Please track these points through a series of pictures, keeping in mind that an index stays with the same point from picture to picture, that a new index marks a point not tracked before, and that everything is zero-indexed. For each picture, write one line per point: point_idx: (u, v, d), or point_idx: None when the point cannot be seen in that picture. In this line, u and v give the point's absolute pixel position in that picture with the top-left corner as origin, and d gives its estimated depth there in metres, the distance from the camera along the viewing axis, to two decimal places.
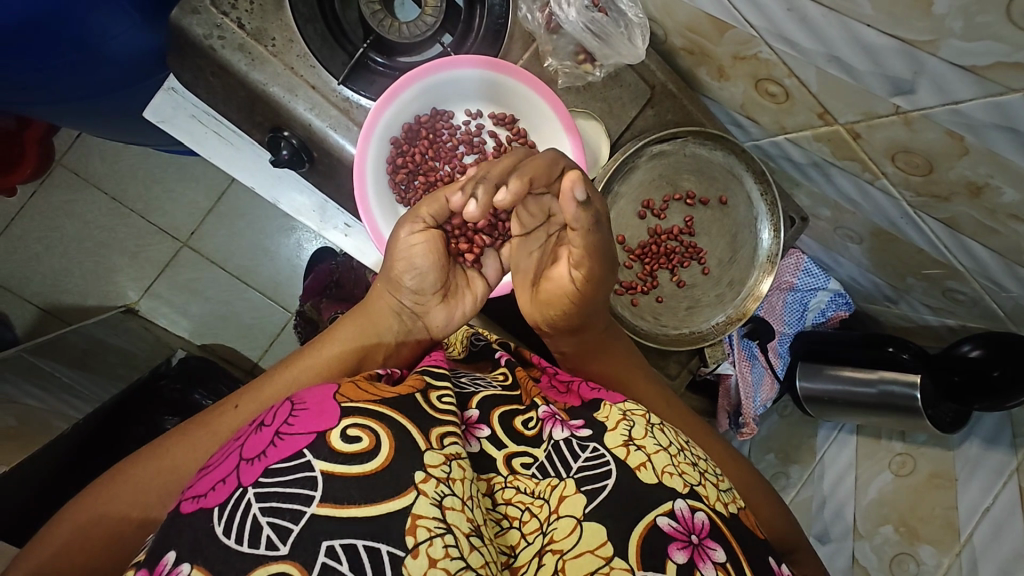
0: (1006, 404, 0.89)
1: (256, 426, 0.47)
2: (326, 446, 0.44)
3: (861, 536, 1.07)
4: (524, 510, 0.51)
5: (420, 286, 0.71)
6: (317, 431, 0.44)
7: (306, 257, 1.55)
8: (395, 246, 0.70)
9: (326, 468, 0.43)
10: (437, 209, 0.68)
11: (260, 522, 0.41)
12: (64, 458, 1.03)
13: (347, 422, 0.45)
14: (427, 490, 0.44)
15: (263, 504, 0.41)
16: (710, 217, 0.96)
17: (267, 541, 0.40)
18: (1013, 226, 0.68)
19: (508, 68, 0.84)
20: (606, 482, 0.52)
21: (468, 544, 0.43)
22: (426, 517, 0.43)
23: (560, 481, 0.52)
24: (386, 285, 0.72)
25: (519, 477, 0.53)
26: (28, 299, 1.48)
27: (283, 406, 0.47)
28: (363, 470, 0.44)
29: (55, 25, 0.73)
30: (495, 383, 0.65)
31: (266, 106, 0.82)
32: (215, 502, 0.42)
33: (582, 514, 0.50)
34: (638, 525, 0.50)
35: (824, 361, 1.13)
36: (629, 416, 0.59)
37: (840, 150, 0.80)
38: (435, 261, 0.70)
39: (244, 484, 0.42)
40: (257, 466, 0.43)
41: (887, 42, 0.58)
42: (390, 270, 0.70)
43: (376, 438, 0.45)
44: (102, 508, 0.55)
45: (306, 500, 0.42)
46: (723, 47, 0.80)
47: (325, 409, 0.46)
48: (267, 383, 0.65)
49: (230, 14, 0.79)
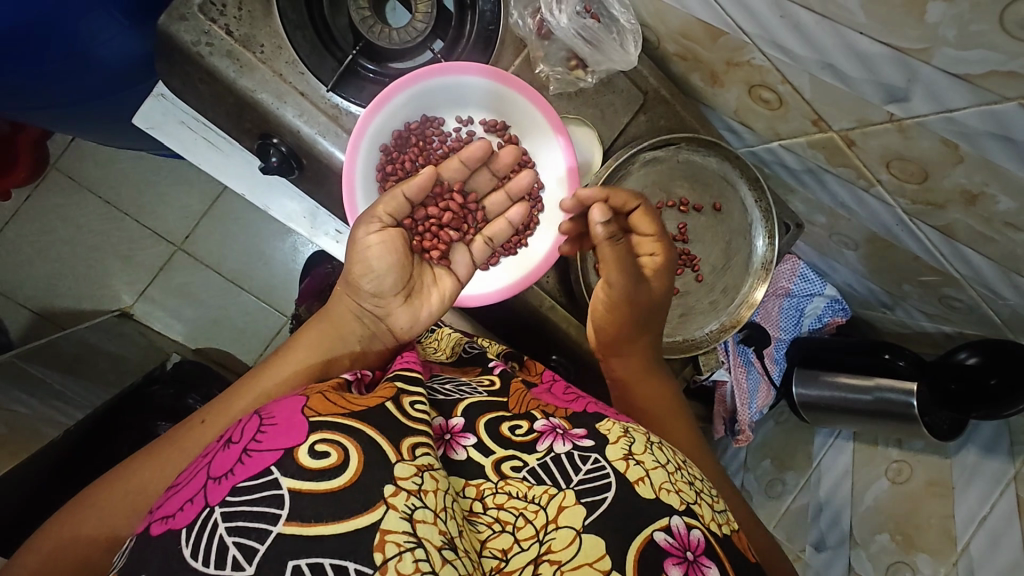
0: (1004, 412, 0.87)
1: (224, 442, 0.46)
2: (294, 463, 0.43)
3: (857, 544, 1.06)
4: (517, 516, 0.49)
5: (379, 288, 0.71)
6: (284, 447, 0.44)
7: (301, 261, 1.54)
8: (354, 248, 0.71)
9: (294, 485, 0.42)
10: (394, 206, 0.72)
11: (226, 543, 0.40)
12: (53, 464, 1.02)
13: (316, 438, 0.45)
14: (397, 504, 0.43)
15: (229, 524, 0.41)
16: (703, 224, 0.95)
17: (233, 561, 0.40)
18: (1009, 234, 0.67)
19: (528, 89, 0.84)
20: (606, 494, 0.51)
21: (441, 557, 0.42)
22: (396, 531, 0.42)
23: (559, 492, 0.51)
24: (346, 289, 0.72)
25: (510, 481, 0.52)
26: (21, 303, 1.48)
27: (251, 422, 0.47)
28: (329, 487, 0.43)
29: (42, 32, 0.72)
30: (480, 389, 0.64)
31: (254, 112, 0.82)
32: (183, 523, 0.41)
33: (581, 525, 0.49)
34: (636, 538, 0.49)
35: (820, 367, 1.12)
36: (630, 432, 0.58)
37: (834, 157, 0.80)
38: (394, 260, 0.71)
39: (211, 503, 0.42)
40: (224, 484, 0.43)
41: (879, 49, 0.57)
42: (348, 273, 0.71)
43: (344, 452, 0.45)
44: (73, 530, 0.55)
45: (272, 519, 0.41)
46: (716, 53, 0.79)
47: (294, 424, 0.46)
48: (237, 397, 0.64)
49: (218, 20, 0.78)
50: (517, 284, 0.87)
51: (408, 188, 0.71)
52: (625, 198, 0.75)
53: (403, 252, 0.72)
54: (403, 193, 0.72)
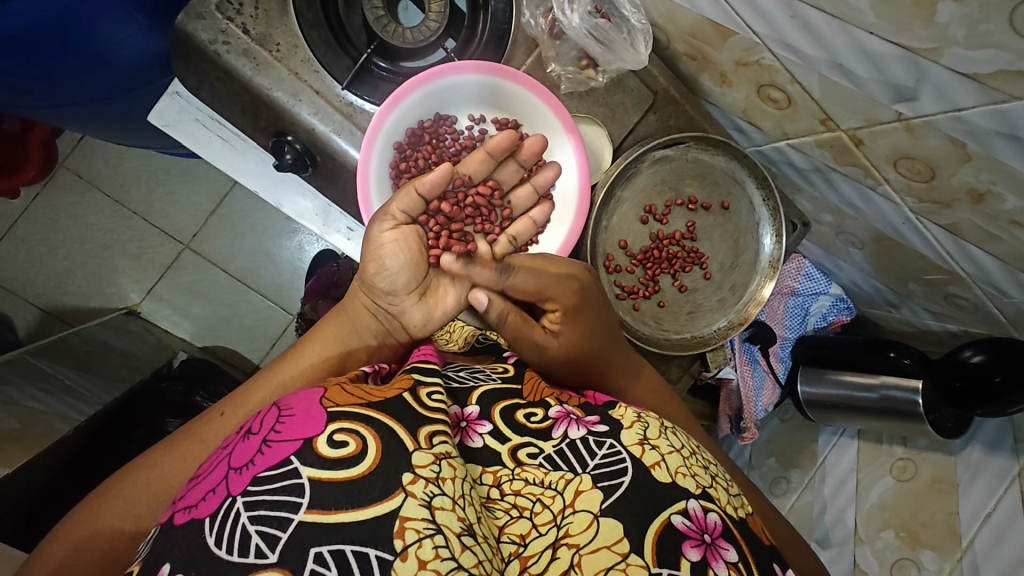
0: (1009, 409, 0.88)
1: (244, 434, 0.47)
2: (313, 452, 0.44)
3: (862, 541, 1.07)
4: (535, 501, 0.50)
5: (393, 286, 0.73)
6: (304, 438, 0.45)
7: (308, 259, 1.55)
8: (369, 244, 0.73)
9: (313, 474, 0.43)
10: (408, 205, 0.75)
11: (248, 531, 0.41)
12: (63, 460, 1.03)
13: (334, 427, 0.46)
14: (414, 492, 0.44)
15: (251, 513, 0.41)
16: (712, 222, 0.97)
17: (255, 549, 0.40)
18: (1014, 232, 0.68)
19: (541, 89, 0.85)
20: (623, 479, 0.52)
21: (459, 543, 0.43)
22: (414, 518, 0.43)
23: (576, 476, 0.52)
24: (362, 286, 0.74)
25: (527, 467, 0.53)
26: (30, 301, 1.48)
27: (270, 414, 0.48)
28: (348, 474, 0.44)
29: (59, 30, 0.73)
30: (494, 376, 0.66)
31: (270, 110, 0.83)
32: (206, 512, 0.42)
33: (599, 509, 0.50)
34: (654, 521, 0.50)
35: (826, 365, 1.13)
36: (643, 418, 0.60)
37: (842, 156, 0.81)
38: (407, 258, 0.73)
39: (233, 493, 0.42)
40: (245, 475, 0.43)
41: (889, 48, 0.58)
42: (363, 272, 0.73)
43: (362, 442, 0.46)
44: (96, 523, 0.56)
45: (293, 507, 0.42)
46: (726, 53, 0.80)
47: (312, 414, 0.46)
48: (255, 390, 0.65)
49: (235, 19, 0.79)
50: None
51: (418, 185, 0.75)
52: (489, 279, 0.77)
53: (417, 250, 0.74)
54: (415, 190, 0.75)
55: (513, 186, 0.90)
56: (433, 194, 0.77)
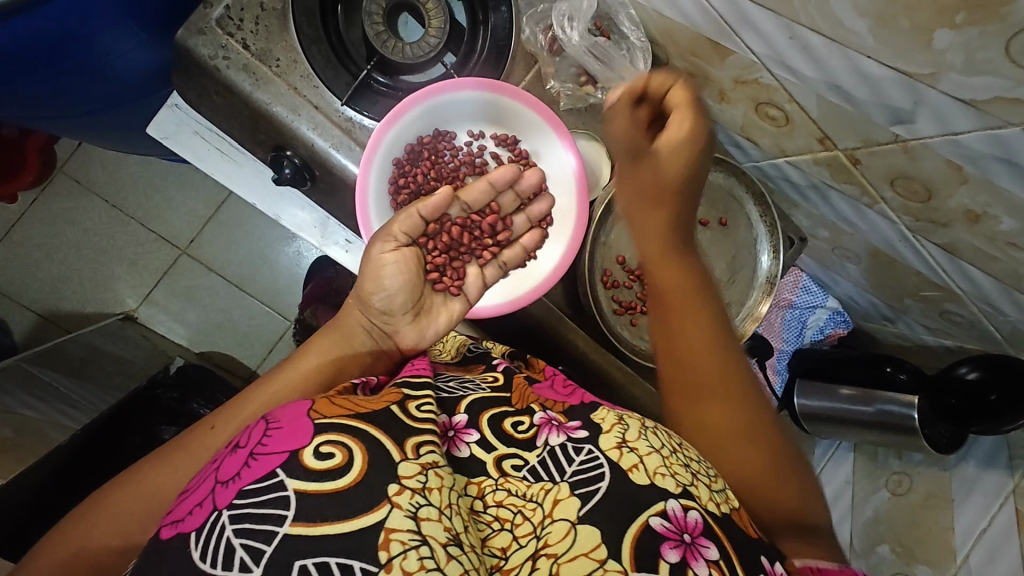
0: (1004, 428, 0.89)
1: (231, 447, 0.47)
2: (299, 464, 0.44)
3: (857, 556, 1.07)
4: (516, 513, 0.51)
5: (388, 306, 0.73)
6: (291, 450, 0.45)
7: (306, 266, 1.55)
8: (367, 263, 0.73)
9: (300, 487, 0.43)
10: (410, 226, 0.75)
11: (234, 544, 0.41)
12: (58, 468, 1.03)
13: (321, 440, 0.46)
14: (401, 503, 0.44)
15: (238, 526, 0.41)
16: (711, 237, 0.97)
17: (240, 563, 0.40)
18: (1011, 253, 0.68)
19: (538, 105, 0.85)
20: (600, 484, 0.52)
21: (445, 554, 0.42)
22: (400, 530, 0.42)
23: (554, 485, 0.52)
24: (357, 303, 0.73)
25: (510, 479, 0.53)
26: (26, 306, 1.48)
27: (257, 426, 0.47)
28: (334, 487, 0.44)
29: (63, 45, 0.74)
30: (483, 386, 0.66)
31: (269, 124, 0.83)
32: (192, 527, 0.42)
33: (576, 516, 0.50)
34: (632, 525, 0.50)
35: (825, 381, 1.12)
36: (624, 420, 0.59)
37: (839, 174, 0.81)
38: (405, 280, 0.73)
39: (220, 507, 0.42)
40: (231, 488, 0.43)
41: (887, 73, 0.58)
42: (360, 289, 0.72)
43: (349, 453, 0.46)
44: (82, 541, 0.56)
45: (278, 520, 0.42)
46: (725, 71, 0.80)
47: (298, 427, 0.46)
48: (245, 404, 0.64)
49: (235, 35, 0.80)
50: (505, 305, 0.87)
51: (421, 209, 0.75)
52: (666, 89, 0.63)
53: (415, 274, 0.74)
54: (418, 213, 0.75)
55: (512, 212, 0.88)
56: (435, 216, 0.77)
